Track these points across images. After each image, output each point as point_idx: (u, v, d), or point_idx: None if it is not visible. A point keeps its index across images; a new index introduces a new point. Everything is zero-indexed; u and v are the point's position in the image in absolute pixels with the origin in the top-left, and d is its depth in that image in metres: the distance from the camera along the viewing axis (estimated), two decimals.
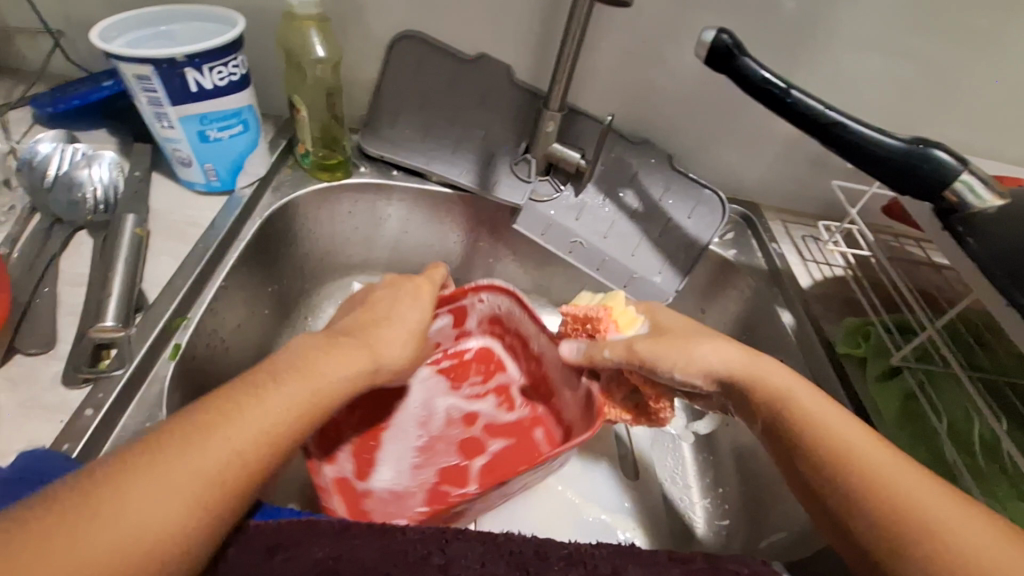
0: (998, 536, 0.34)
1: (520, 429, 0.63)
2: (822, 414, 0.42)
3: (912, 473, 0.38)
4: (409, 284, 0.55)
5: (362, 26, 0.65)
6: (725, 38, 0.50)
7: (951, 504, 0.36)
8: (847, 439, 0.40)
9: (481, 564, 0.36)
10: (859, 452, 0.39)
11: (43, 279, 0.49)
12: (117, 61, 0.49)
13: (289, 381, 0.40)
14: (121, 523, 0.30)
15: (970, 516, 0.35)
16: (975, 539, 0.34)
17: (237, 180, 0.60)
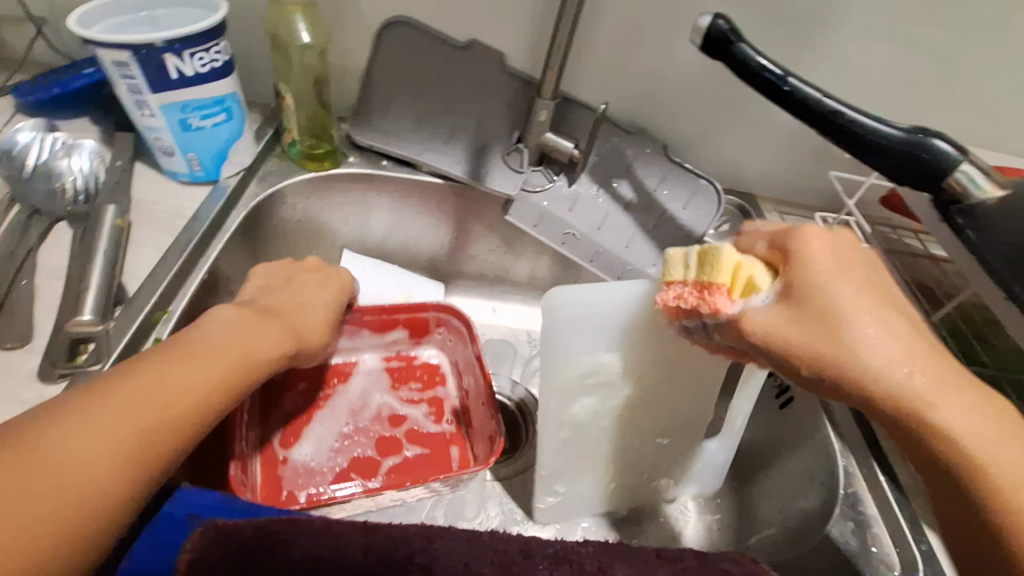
0: None
1: (439, 442, 0.61)
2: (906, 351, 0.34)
3: None
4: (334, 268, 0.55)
5: (351, 11, 0.63)
6: (721, 24, 0.48)
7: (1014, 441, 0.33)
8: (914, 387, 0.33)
9: (466, 564, 0.36)
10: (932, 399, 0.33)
11: (21, 271, 0.48)
12: (95, 47, 0.48)
13: (229, 336, 0.41)
14: (54, 462, 0.31)
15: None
16: None
17: (222, 170, 0.59)
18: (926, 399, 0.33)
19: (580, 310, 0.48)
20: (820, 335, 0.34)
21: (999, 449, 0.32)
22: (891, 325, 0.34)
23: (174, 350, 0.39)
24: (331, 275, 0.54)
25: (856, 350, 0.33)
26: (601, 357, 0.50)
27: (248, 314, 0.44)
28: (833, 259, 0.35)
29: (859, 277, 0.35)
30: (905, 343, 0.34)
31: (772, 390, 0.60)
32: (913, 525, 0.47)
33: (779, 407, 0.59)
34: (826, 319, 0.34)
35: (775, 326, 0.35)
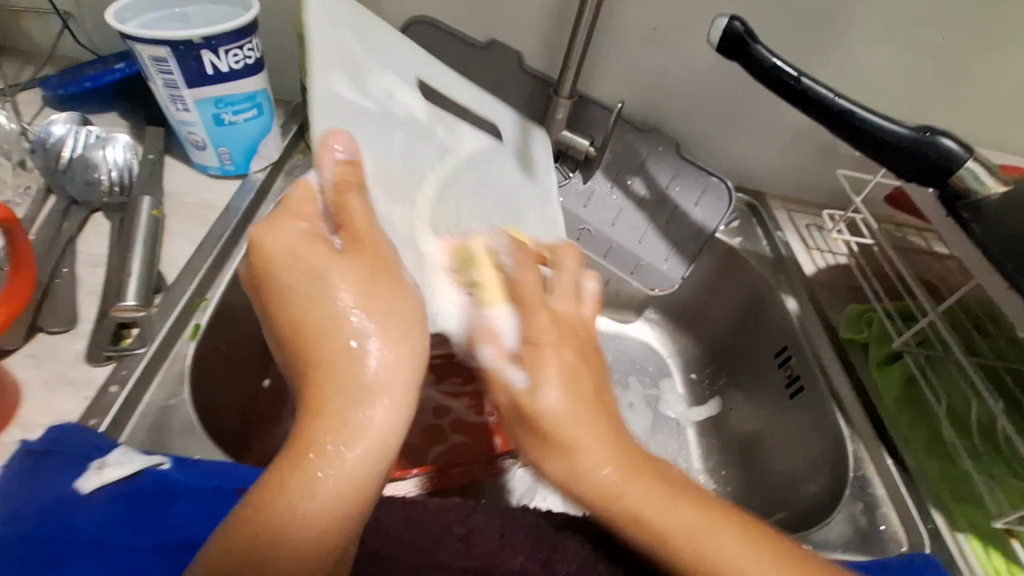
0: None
1: (482, 432, 0.64)
2: (635, 499, 0.35)
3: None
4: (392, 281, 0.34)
5: (377, 11, 0.66)
6: (737, 25, 0.50)
7: (754, 554, 0.34)
8: (653, 521, 0.34)
9: (501, 535, 0.38)
10: (668, 529, 0.34)
11: (62, 260, 0.49)
12: (135, 42, 0.50)
13: (343, 430, 0.30)
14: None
15: (763, 557, 0.34)
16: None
17: (251, 164, 0.61)
18: (666, 531, 0.34)
19: (345, 141, 0.37)
20: (532, 432, 0.36)
21: (734, 559, 0.34)
22: (586, 421, 0.35)
23: (334, 443, 0.29)
24: (341, 274, 0.32)
25: (565, 451, 0.35)
26: (393, 88, 0.47)
27: (362, 389, 0.30)
28: (554, 366, 0.37)
29: (574, 371, 0.37)
30: (613, 443, 0.36)
31: (782, 380, 0.62)
32: (919, 504, 0.48)
33: (790, 397, 0.61)
34: (547, 435, 0.35)
35: (521, 393, 0.37)
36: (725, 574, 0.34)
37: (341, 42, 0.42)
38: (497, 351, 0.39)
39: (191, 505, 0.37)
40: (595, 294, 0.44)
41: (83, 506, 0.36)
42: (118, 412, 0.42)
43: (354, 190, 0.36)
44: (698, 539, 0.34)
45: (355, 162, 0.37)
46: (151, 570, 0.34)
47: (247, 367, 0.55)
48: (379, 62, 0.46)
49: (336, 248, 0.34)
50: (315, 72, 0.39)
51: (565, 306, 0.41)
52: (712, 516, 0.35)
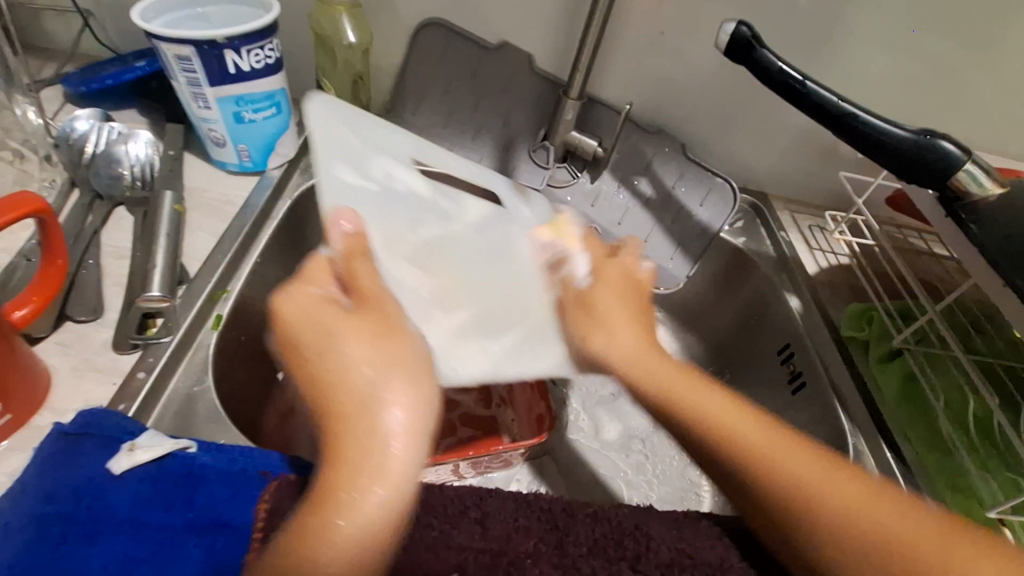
0: (817, 459, 0.37)
1: (490, 425, 0.65)
2: (647, 363, 0.43)
3: (804, 457, 0.37)
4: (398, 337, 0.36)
5: (391, 12, 0.68)
6: (744, 30, 0.51)
7: (776, 435, 0.38)
8: (682, 395, 0.41)
9: (516, 518, 0.40)
10: (695, 407, 0.40)
11: (88, 251, 0.50)
12: (159, 41, 0.51)
13: (364, 483, 0.31)
14: None
15: (781, 436, 0.38)
16: (793, 461, 0.36)
17: (268, 161, 0.62)
18: (684, 403, 0.40)
19: (349, 216, 0.42)
20: (584, 315, 0.46)
21: (754, 437, 0.38)
22: (625, 322, 0.46)
23: (356, 492, 0.31)
24: (347, 338, 0.34)
25: (607, 334, 0.45)
26: (391, 169, 0.50)
27: (379, 438, 0.32)
28: (606, 285, 0.48)
29: (622, 290, 0.48)
30: (641, 337, 0.45)
31: (785, 377, 0.64)
32: (917, 495, 0.50)
33: (791, 393, 0.62)
34: (593, 309, 0.46)
35: (579, 300, 0.47)
36: (747, 448, 0.38)
37: (333, 135, 0.47)
38: (573, 274, 0.49)
39: (219, 487, 0.39)
40: (652, 266, 0.52)
41: (112, 486, 0.37)
42: (145, 398, 0.43)
43: (361, 257, 0.39)
44: (732, 422, 0.39)
45: (360, 233, 0.41)
46: (183, 548, 0.36)
47: (263, 357, 0.57)
48: (375, 148, 0.50)
49: (346, 310, 0.36)
50: (320, 168, 0.45)
51: (625, 257, 0.51)
52: (739, 404, 0.40)
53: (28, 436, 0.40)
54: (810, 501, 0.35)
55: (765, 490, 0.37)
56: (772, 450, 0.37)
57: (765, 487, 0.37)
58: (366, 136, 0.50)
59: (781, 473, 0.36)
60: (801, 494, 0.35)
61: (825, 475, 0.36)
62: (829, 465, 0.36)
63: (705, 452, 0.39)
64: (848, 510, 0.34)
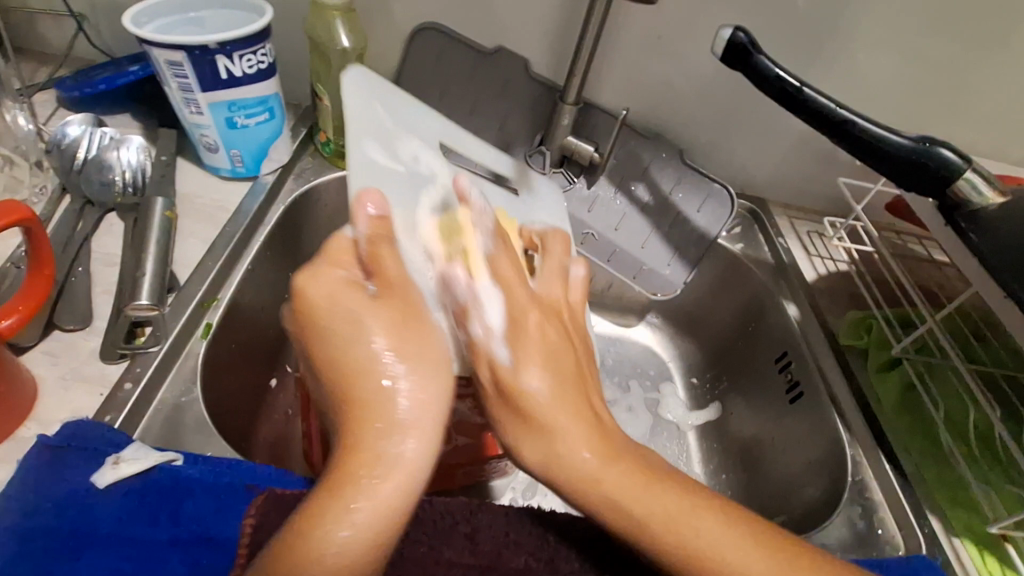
0: (776, 565, 0.33)
1: None
2: (591, 464, 0.35)
3: (764, 564, 0.33)
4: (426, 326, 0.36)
5: (387, 16, 0.67)
6: (741, 36, 0.50)
7: (733, 533, 0.34)
8: (625, 499, 0.35)
9: (507, 533, 0.39)
10: (643, 514, 0.34)
11: (77, 258, 0.50)
12: (150, 47, 0.51)
13: (381, 470, 0.31)
14: None
15: (737, 536, 0.34)
16: (760, 574, 0.33)
17: (262, 166, 0.62)
18: (643, 520, 0.34)
19: (378, 199, 0.42)
20: (517, 417, 0.36)
21: (716, 541, 0.34)
22: (568, 404, 0.36)
23: (369, 486, 0.31)
24: (376, 321, 0.35)
25: (540, 429, 0.36)
26: (419, 152, 0.50)
27: (398, 423, 0.32)
28: (534, 343, 0.39)
29: (557, 348, 0.39)
30: (583, 425, 0.36)
31: (782, 385, 0.63)
32: (916, 508, 0.49)
33: (789, 402, 0.62)
34: (520, 351, 0.39)
35: (500, 369, 0.37)
36: (703, 560, 0.33)
37: (370, 112, 0.47)
38: (486, 328, 0.40)
39: (205, 500, 0.38)
40: (580, 280, 0.49)
41: (97, 500, 0.36)
42: (132, 409, 0.43)
43: (385, 241, 0.39)
44: (682, 528, 0.34)
45: (386, 217, 0.40)
46: (168, 563, 0.35)
47: (254, 365, 0.56)
48: (402, 128, 0.50)
49: (371, 295, 0.36)
50: (351, 143, 0.45)
51: (556, 286, 0.47)
52: (684, 498, 0.35)
53: (13, 447, 0.39)
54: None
55: None
56: (737, 565, 0.33)
57: None
58: (397, 117, 0.49)
59: None
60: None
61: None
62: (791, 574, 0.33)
63: (658, 560, 0.34)
64: None
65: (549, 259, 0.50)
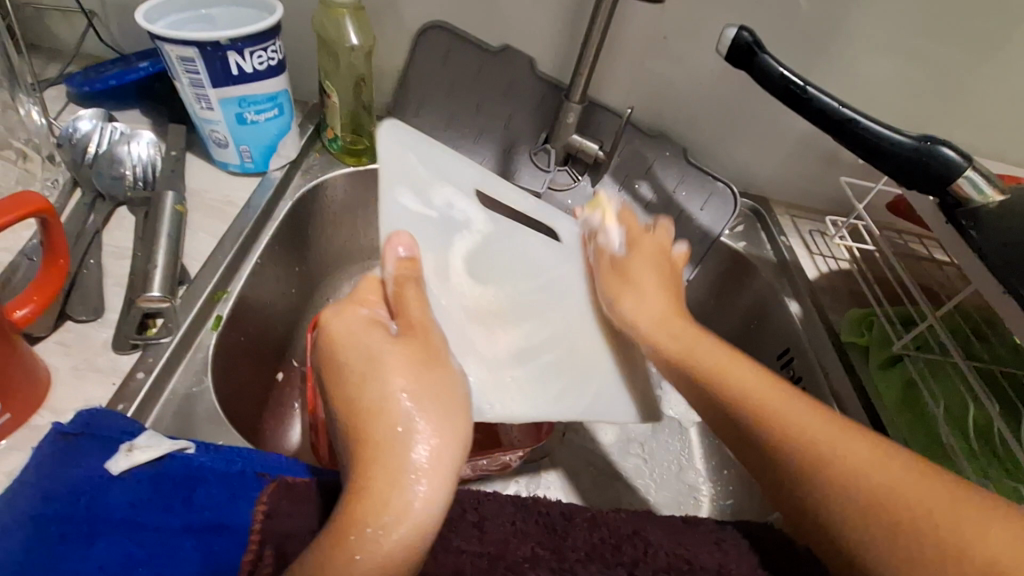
0: (890, 460, 0.35)
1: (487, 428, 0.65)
2: (699, 350, 0.45)
3: (867, 455, 0.35)
4: (440, 368, 0.38)
5: (394, 15, 0.68)
6: (746, 35, 0.51)
7: (836, 428, 0.37)
8: (739, 386, 0.41)
9: (513, 522, 0.40)
10: (755, 391, 0.41)
11: (89, 251, 0.51)
12: (162, 42, 0.51)
13: (389, 513, 0.31)
14: None
15: (836, 426, 0.37)
16: (854, 455, 0.36)
17: (270, 162, 0.62)
18: (759, 401, 0.40)
19: (406, 241, 0.44)
20: (617, 278, 0.52)
21: (816, 434, 0.37)
22: (650, 277, 0.52)
23: (376, 528, 0.31)
24: (392, 362, 0.36)
25: (634, 289, 0.51)
26: (453, 199, 0.51)
27: (407, 467, 0.33)
28: (639, 258, 0.54)
29: (662, 280, 0.53)
30: (666, 302, 0.51)
31: (784, 382, 0.64)
32: None
33: None
34: (627, 274, 0.52)
35: (615, 263, 0.53)
36: (773, 420, 0.39)
37: (403, 161, 0.49)
38: (603, 245, 0.55)
39: (217, 488, 0.39)
40: (684, 249, 0.58)
41: (111, 487, 0.37)
42: (144, 399, 0.43)
43: (411, 283, 0.42)
44: (767, 403, 0.40)
45: (414, 260, 0.43)
46: (181, 549, 0.36)
47: (261, 358, 0.57)
48: (438, 175, 0.51)
49: (393, 338, 0.38)
50: (385, 194, 0.47)
51: (658, 237, 0.58)
52: (808, 406, 0.39)
53: (27, 435, 0.40)
54: (835, 471, 0.35)
55: (822, 489, 0.36)
56: (811, 430, 0.37)
57: (819, 482, 0.36)
58: (432, 165, 0.51)
59: (838, 465, 0.35)
60: (823, 464, 0.36)
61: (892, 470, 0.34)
62: (853, 439, 0.36)
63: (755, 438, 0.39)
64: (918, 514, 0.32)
65: (647, 240, 0.56)
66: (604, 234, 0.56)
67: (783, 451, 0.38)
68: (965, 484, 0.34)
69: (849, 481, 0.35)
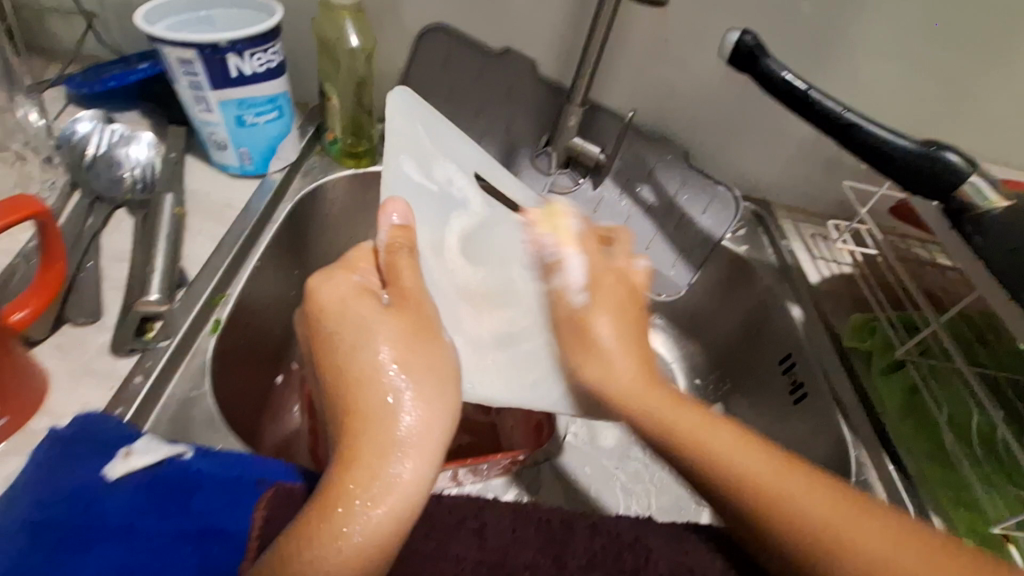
0: (844, 507, 0.34)
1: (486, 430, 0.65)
2: (656, 405, 0.42)
3: (823, 501, 0.35)
4: (431, 342, 0.39)
5: (395, 17, 0.68)
6: (748, 39, 0.51)
7: (789, 476, 0.36)
8: (690, 436, 0.39)
9: (513, 529, 0.39)
10: (706, 442, 0.38)
11: (87, 254, 0.50)
12: (161, 44, 0.51)
13: (372, 484, 0.32)
14: None
15: (790, 475, 0.36)
16: (813, 505, 0.35)
17: (270, 165, 0.62)
18: (695, 444, 0.39)
19: (402, 209, 0.45)
20: (579, 339, 0.48)
21: (768, 480, 0.36)
22: (628, 352, 0.46)
23: (363, 505, 0.31)
24: (384, 328, 0.37)
25: (597, 354, 0.47)
26: (453, 175, 0.54)
27: (395, 439, 0.33)
28: (601, 301, 0.50)
29: (626, 325, 0.48)
30: (635, 363, 0.46)
31: (787, 387, 0.64)
32: (919, 509, 0.49)
33: (793, 403, 0.62)
34: (593, 339, 0.48)
35: (578, 313, 0.49)
36: (745, 481, 0.37)
37: (410, 133, 0.52)
38: (567, 284, 0.51)
39: (215, 494, 0.39)
40: (645, 269, 0.54)
41: (108, 492, 0.37)
42: (142, 404, 0.43)
43: (403, 252, 0.43)
44: (723, 459, 0.38)
45: (406, 228, 0.44)
46: (177, 555, 0.36)
47: (260, 362, 0.56)
48: (442, 152, 0.54)
49: (384, 308, 0.39)
50: (390, 162, 0.50)
51: (622, 265, 0.53)
52: (759, 449, 0.38)
53: (23, 440, 0.40)
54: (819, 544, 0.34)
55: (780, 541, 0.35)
56: (764, 480, 0.36)
57: (776, 532, 0.35)
58: (437, 141, 0.53)
59: (796, 518, 0.34)
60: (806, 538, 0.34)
61: (847, 517, 0.34)
62: (824, 491, 0.35)
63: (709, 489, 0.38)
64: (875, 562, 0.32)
65: (620, 253, 0.54)
66: (563, 228, 0.54)
67: (748, 505, 0.36)
68: (910, 521, 0.34)
69: (837, 552, 0.33)
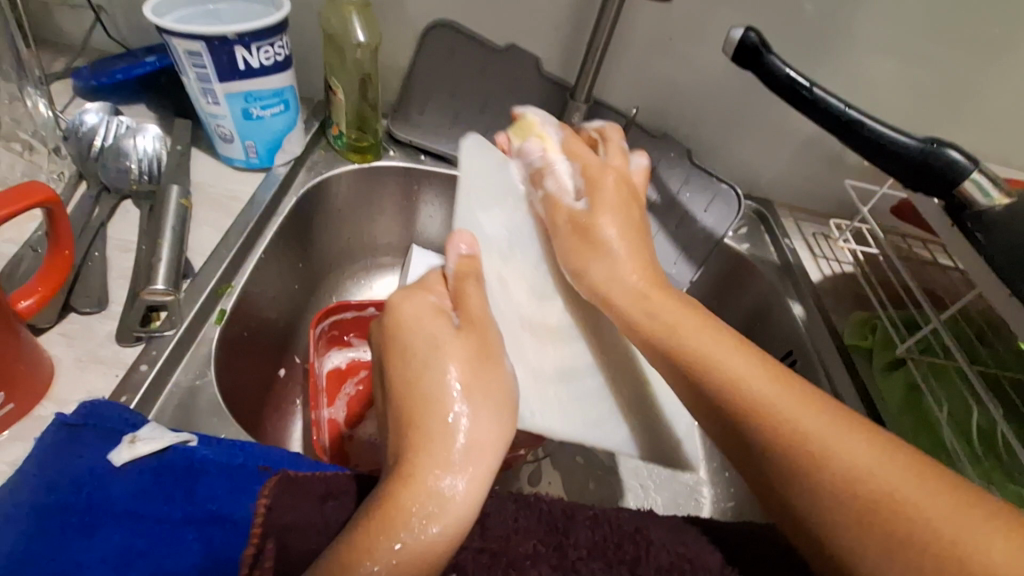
0: (901, 465, 0.31)
1: None
2: (676, 319, 0.41)
3: (879, 459, 0.31)
4: (496, 366, 0.39)
5: (400, 13, 0.68)
6: (752, 36, 0.51)
7: (842, 428, 0.33)
8: (716, 362, 0.37)
9: (515, 519, 0.39)
10: (737, 373, 0.36)
11: (93, 244, 0.51)
12: (168, 36, 0.51)
13: (431, 498, 0.32)
14: None
15: (840, 424, 0.33)
16: (863, 460, 0.31)
17: (276, 158, 0.62)
18: (741, 383, 0.36)
19: (467, 238, 0.47)
20: (583, 241, 0.48)
21: (822, 435, 0.33)
22: (638, 253, 0.47)
23: (418, 519, 0.31)
24: (453, 352, 0.38)
25: (598, 251, 0.47)
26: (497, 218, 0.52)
27: (451, 459, 0.33)
28: (601, 196, 0.50)
29: (627, 207, 0.50)
30: (637, 253, 0.47)
31: None
32: None
33: None
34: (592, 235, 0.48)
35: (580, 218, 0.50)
36: (788, 430, 0.33)
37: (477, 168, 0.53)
38: (559, 190, 0.52)
39: (219, 480, 0.39)
40: (639, 166, 0.56)
41: (113, 477, 0.37)
42: (147, 392, 0.43)
43: (472, 280, 0.44)
44: (760, 389, 0.35)
45: (473, 257, 0.46)
46: (181, 540, 0.36)
47: (264, 353, 0.57)
48: (490, 195, 0.52)
49: (454, 329, 0.40)
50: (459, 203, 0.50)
51: (619, 163, 0.54)
52: (802, 394, 0.35)
53: (30, 426, 0.40)
54: (867, 506, 0.30)
55: (820, 493, 0.31)
56: (809, 428, 0.33)
57: (823, 491, 0.31)
58: (489, 178, 0.53)
59: (846, 477, 0.31)
60: (852, 492, 0.31)
61: (902, 475, 0.30)
62: (876, 452, 0.32)
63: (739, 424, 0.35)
64: (933, 526, 0.28)
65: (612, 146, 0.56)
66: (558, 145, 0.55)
67: (788, 457, 0.33)
68: (967, 485, 0.30)
69: (850, 487, 0.31)
